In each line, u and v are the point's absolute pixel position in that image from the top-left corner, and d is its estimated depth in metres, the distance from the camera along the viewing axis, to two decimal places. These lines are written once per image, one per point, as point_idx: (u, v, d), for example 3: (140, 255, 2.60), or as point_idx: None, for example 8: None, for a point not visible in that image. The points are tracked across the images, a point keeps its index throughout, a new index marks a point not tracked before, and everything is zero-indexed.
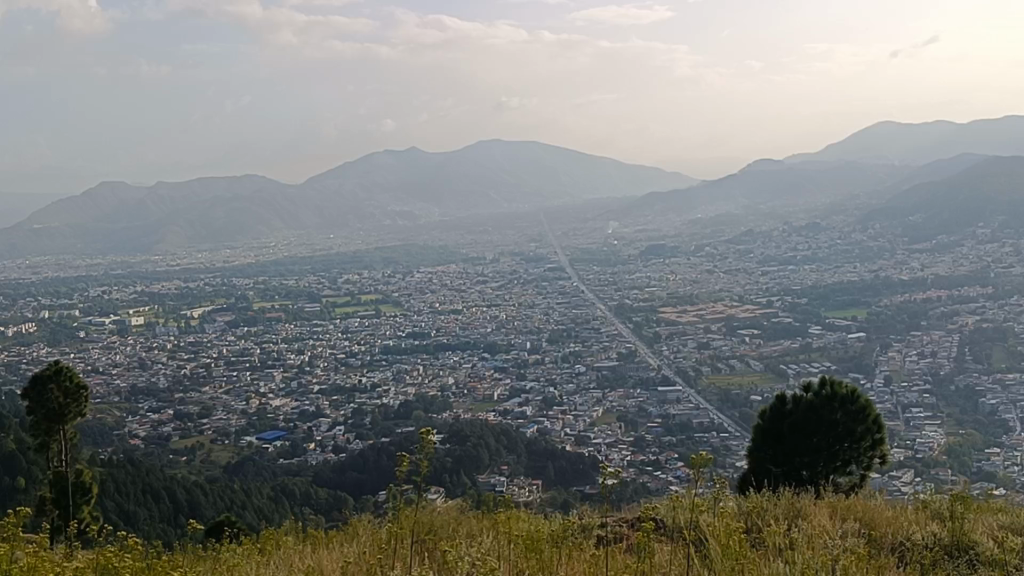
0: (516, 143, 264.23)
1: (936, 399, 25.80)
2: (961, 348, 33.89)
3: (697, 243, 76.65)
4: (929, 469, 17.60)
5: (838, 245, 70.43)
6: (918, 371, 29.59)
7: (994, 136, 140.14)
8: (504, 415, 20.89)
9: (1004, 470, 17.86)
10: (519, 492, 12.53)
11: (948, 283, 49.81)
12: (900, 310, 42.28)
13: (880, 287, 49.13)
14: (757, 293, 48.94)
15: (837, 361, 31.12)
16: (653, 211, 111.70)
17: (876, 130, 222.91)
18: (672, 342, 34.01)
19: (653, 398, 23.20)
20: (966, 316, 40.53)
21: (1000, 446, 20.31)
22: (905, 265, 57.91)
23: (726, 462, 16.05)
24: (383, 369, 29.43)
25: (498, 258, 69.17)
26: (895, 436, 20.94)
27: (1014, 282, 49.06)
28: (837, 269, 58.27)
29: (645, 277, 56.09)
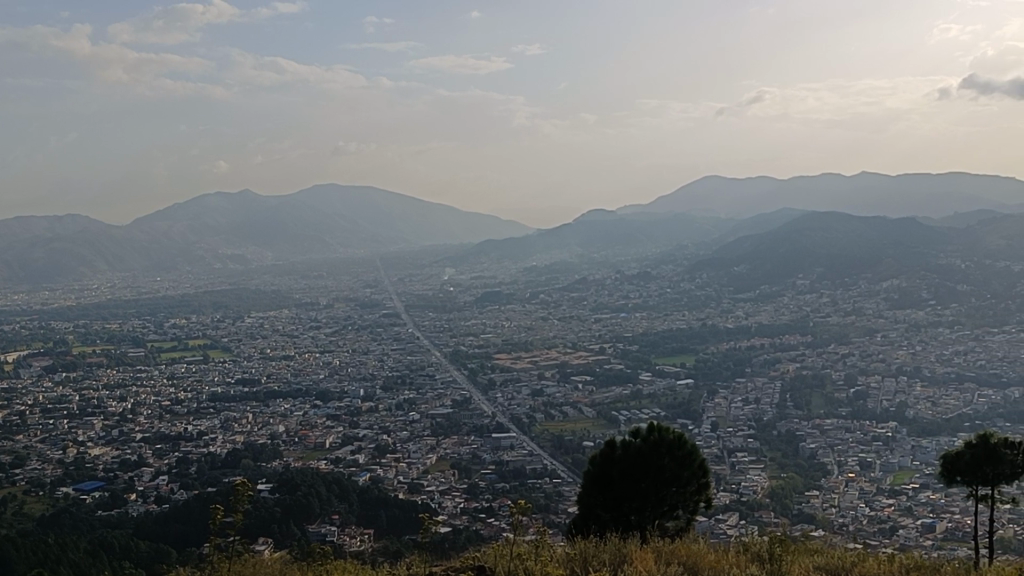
0: (353, 189, 263.26)
1: (759, 443, 26.74)
2: (783, 395, 35.24)
3: (531, 290, 77.55)
4: (753, 512, 18.18)
5: (667, 293, 72.45)
6: (742, 416, 30.61)
7: (812, 194, 147.69)
8: (336, 463, 20.58)
9: (823, 513, 18.62)
10: (349, 542, 12.32)
11: (770, 332, 51.88)
12: (725, 357, 43.70)
13: (706, 335, 50.70)
14: (589, 340, 49.84)
15: (666, 407, 31.86)
16: (489, 258, 112.66)
17: (703, 185, 231.79)
18: (505, 389, 34.19)
19: (487, 445, 23.23)
20: (786, 364, 42.23)
21: (819, 489, 21.18)
22: (730, 314, 60.04)
23: (558, 508, 16.17)
24: (210, 416, 28.57)
25: (332, 303, 68.39)
26: (721, 479, 21.53)
27: (831, 333, 51.50)
28: (667, 316, 59.89)
29: (481, 323, 56.37)
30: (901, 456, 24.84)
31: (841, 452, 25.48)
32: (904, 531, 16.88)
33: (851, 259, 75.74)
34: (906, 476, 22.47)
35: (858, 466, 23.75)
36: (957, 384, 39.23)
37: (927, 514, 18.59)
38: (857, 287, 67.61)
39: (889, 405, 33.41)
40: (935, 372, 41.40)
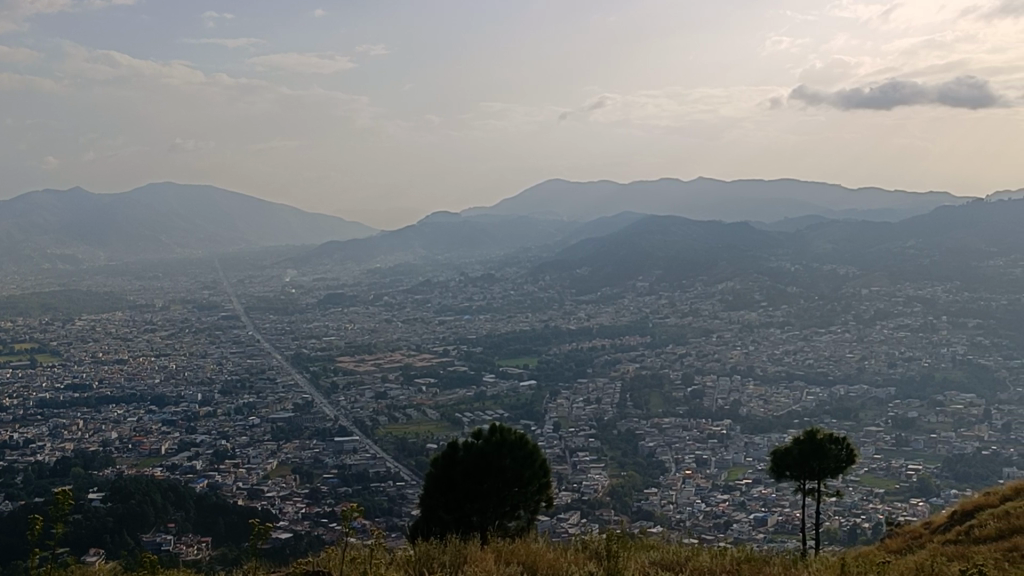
0: (192, 188, 256.63)
1: (600, 442, 27.24)
2: (623, 394, 36.01)
3: (374, 292, 77.04)
4: (594, 510, 18.50)
5: (511, 295, 73.02)
6: (583, 416, 31.11)
7: (651, 197, 151.59)
8: (172, 471, 19.96)
9: (661, 510, 19.12)
10: (186, 551, 12.01)
11: (610, 333, 52.96)
12: (567, 358, 44.36)
13: (549, 337, 51.38)
14: (433, 341, 49.86)
15: (509, 408, 32.12)
16: (331, 259, 111.39)
17: (547, 188, 235.30)
18: (349, 392, 33.89)
19: (330, 449, 23.00)
20: (626, 364, 43.17)
21: (657, 487, 21.77)
22: (571, 315, 60.99)
23: (402, 511, 16.12)
24: (37, 423, 27.35)
25: (169, 305, 66.39)
26: (562, 478, 21.77)
27: (669, 334, 52.92)
28: (510, 318, 60.41)
29: (323, 326, 55.68)
30: (735, 452, 25.75)
31: (678, 450, 26.22)
32: (738, 525, 17.49)
33: (688, 263, 78.03)
34: (739, 473, 23.32)
35: (694, 463, 24.48)
36: (787, 382, 40.93)
37: (759, 508, 19.34)
38: (694, 289, 69.74)
39: (723, 403, 34.61)
40: (767, 371, 43.09)
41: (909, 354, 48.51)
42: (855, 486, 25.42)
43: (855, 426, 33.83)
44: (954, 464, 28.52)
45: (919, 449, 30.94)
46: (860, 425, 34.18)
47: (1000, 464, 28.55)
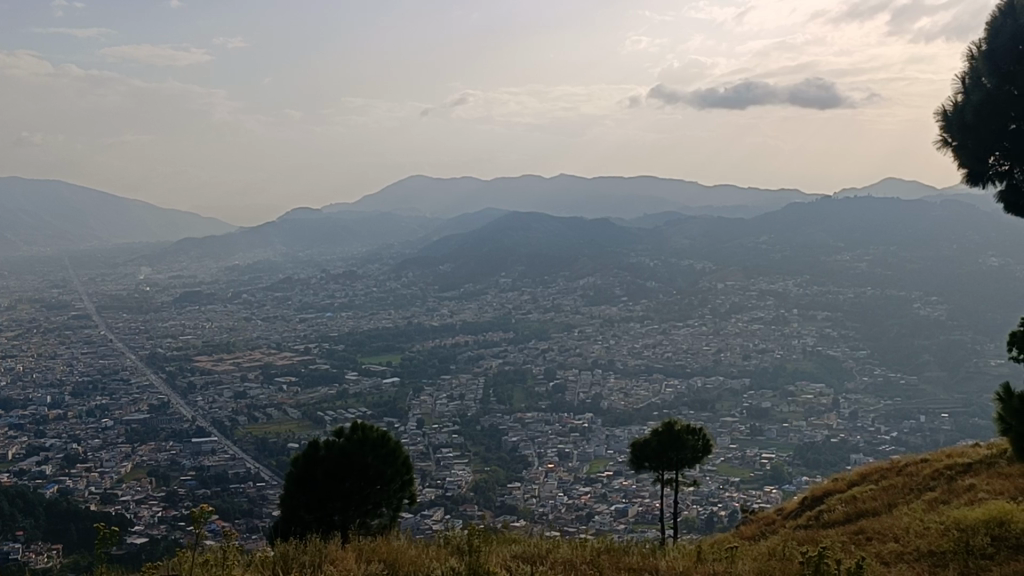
0: (39, 185, 247.12)
1: (463, 438, 27.32)
2: (486, 390, 36.18)
3: (233, 290, 75.48)
4: (457, 506, 18.55)
5: (373, 291, 72.58)
6: (446, 413, 31.12)
7: (514, 194, 152.76)
8: (19, 477, 19.21)
9: (524, 504, 19.31)
10: (35, 559, 11.61)
11: (473, 329, 53.18)
12: (429, 355, 44.33)
13: (412, 333, 51.25)
14: (294, 339, 49.23)
15: (372, 406, 31.92)
16: (188, 256, 108.70)
17: (410, 184, 234.76)
18: (206, 392, 33.17)
19: (188, 450, 22.48)
20: (489, 360, 43.38)
21: (520, 481, 21.99)
22: (434, 312, 60.99)
23: (262, 512, 15.87)
24: None
25: (15, 304, 63.75)
26: (426, 475, 21.70)
27: (531, 329, 53.43)
28: (372, 315, 60.07)
29: (180, 325, 54.31)
30: (596, 446, 26.20)
31: (541, 444, 26.49)
32: (599, 516, 17.79)
33: (550, 260, 78.93)
34: (601, 465, 23.76)
35: (556, 456, 24.78)
36: (646, 376, 41.80)
37: (619, 499, 19.69)
38: (555, 285, 70.59)
39: (584, 397, 35.14)
40: (627, 365, 43.95)
41: (762, 345, 50.10)
42: (712, 475, 26.12)
43: (711, 416, 34.78)
44: (804, 452, 29.63)
45: (772, 438, 32.01)
46: (716, 416, 35.16)
47: (847, 451, 29.79)
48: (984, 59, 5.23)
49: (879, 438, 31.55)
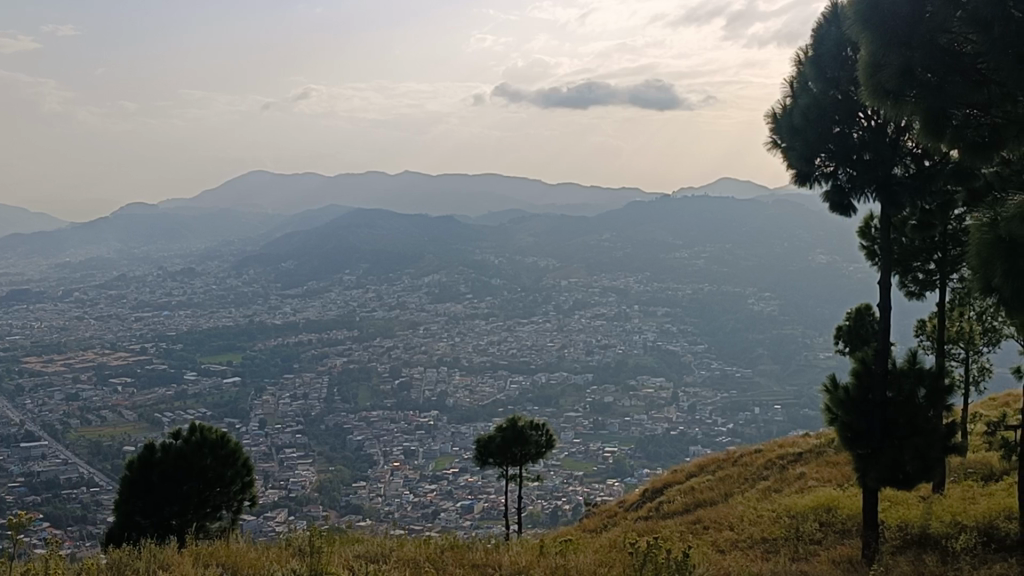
0: None
1: (307, 438, 26.95)
2: (330, 388, 35.82)
3: (63, 288, 72.44)
4: (301, 507, 18.33)
5: (213, 289, 70.77)
6: (290, 413, 30.66)
7: (358, 190, 151.52)
8: None
9: (369, 503, 19.25)
10: None
11: (317, 327, 52.52)
12: (272, 354, 43.59)
13: (253, 332, 50.22)
14: (130, 339, 47.65)
15: (212, 406, 31.19)
16: (14, 253, 103.82)
17: (252, 179, 230.34)
18: (37, 394, 31.78)
19: (16, 455, 21.50)
20: (333, 359, 43.00)
21: (366, 480, 21.89)
22: (277, 310, 59.89)
23: (96, 518, 15.33)
24: None
25: None
26: (268, 476, 21.30)
27: (376, 326, 53.15)
28: (213, 314, 58.58)
29: (6, 324, 51.86)
30: (441, 444, 26.31)
31: (386, 443, 26.41)
32: (445, 513, 17.86)
33: (396, 258, 78.62)
34: (447, 462, 23.92)
35: (401, 455, 24.72)
36: (491, 372, 42.08)
37: (464, 495, 19.84)
38: (401, 282, 70.29)
39: (430, 395, 35.19)
40: (472, 362, 44.16)
41: (605, 341, 51.11)
42: (556, 469, 26.49)
43: (555, 412, 35.33)
44: (645, 445, 30.37)
45: (614, 431, 32.71)
46: (560, 411, 35.70)
47: (686, 443, 30.70)
48: (811, 64, 5.47)
49: (716, 430, 32.60)
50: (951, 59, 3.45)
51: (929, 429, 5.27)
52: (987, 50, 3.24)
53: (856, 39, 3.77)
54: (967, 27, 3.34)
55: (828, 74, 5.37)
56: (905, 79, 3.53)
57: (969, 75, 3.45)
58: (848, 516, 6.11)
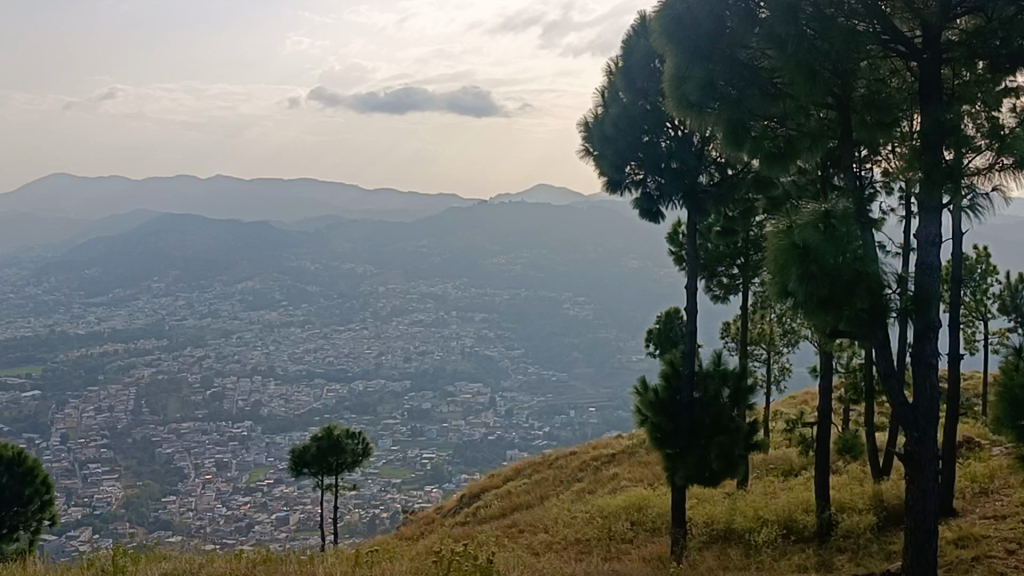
0: None
1: (113, 452, 25.89)
2: (138, 400, 34.55)
3: None
4: (107, 525, 17.64)
5: (10, 298, 67.11)
6: (95, 426, 29.40)
7: (167, 195, 146.84)
8: None
9: (180, 518, 18.68)
10: None
11: (124, 337, 50.55)
12: (75, 365, 41.70)
13: (54, 343, 47.88)
14: None
15: (9, 421, 29.57)
16: None
17: (51, 183, 220.09)
18: None
19: None
20: (142, 369, 41.49)
21: (176, 494, 21.21)
22: (80, 319, 57.29)
23: None
24: None
25: None
26: (70, 493, 20.36)
27: (187, 336, 51.58)
28: (10, 324, 55.52)
29: None
30: (255, 455, 25.81)
31: (197, 455, 25.66)
32: (261, 526, 17.49)
33: (208, 266, 76.52)
34: (261, 473, 23.48)
35: (214, 467, 24.07)
36: (307, 381, 41.44)
37: (278, 507, 19.51)
38: (213, 289, 68.44)
39: (243, 406, 34.41)
40: (288, 371, 43.40)
41: (422, 347, 51.15)
42: (373, 477, 26.34)
43: (373, 419, 35.15)
44: (462, 450, 30.56)
45: (433, 438, 32.78)
46: (378, 419, 35.51)
47: (503, 447, 31.05)
48: (620, 74, 5.61)
49: (532, 433, 33.08)
50: (752, 73, 3.62)
51: (733, 428, 5.48)
52: (783, 66, 3.38)
53: (662, 52, 3.84)
54: (763, 43, 3.51)
55: (637, 85, 5.53)
56: (708, 91, 3.64)
57: (766, 88, 3.63)
58: (658, 515, 6.28)
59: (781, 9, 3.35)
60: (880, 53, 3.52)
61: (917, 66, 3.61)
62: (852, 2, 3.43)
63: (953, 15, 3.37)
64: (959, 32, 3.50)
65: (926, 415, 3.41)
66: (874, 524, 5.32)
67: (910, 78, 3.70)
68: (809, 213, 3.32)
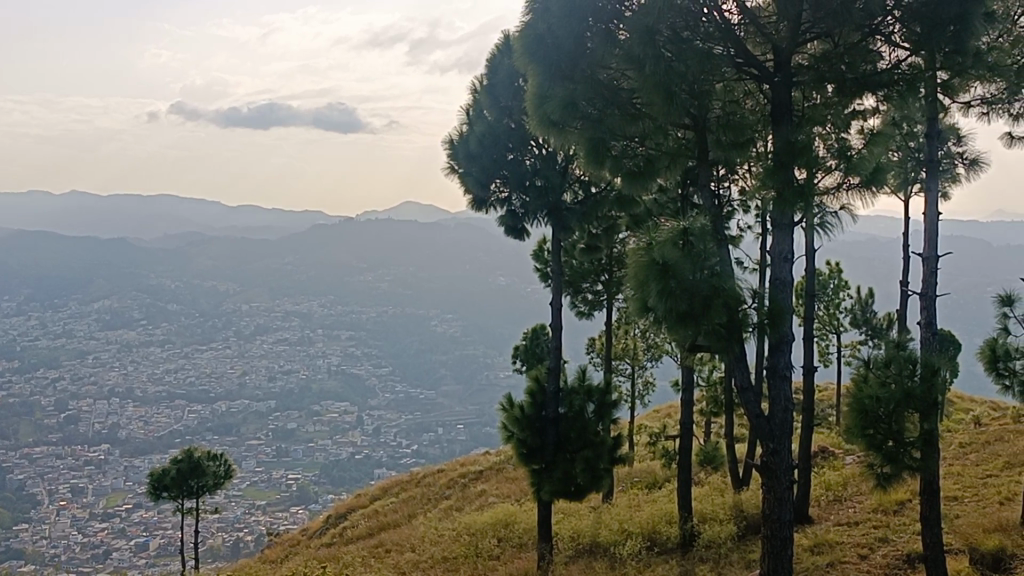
0: None
1: None
2: None
3: None
4: None
5: None
6: None
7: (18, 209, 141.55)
8: None
9: (32, 546, 17.96)
10: None
11: None
12: None
13: None
14: None
15: None
16: None
17: None
18: None
19: None
20: None
21: (27, 522, 20.38)
22: None
23: None
24: None
25: None
26: None
27: (39, 356, 49.68)
28: None
29: None
30: (113, 479, 25.04)
31: (50, 481, 24.73)
32: (119, 553, 16.94)
33: (62, 284, 73.94)
34: (119, 499, 22.73)
35: (68, 493, 23.23)
36: (168, 402, 40.38)
37: (137, 533, 18.94)
38: (68, 309, 66.14)
39: (100, 429, 33.26)
40: (146, 392, 42.11)
41: (287, 366, 50.42)
42: (236, 500, 25.81)
43: (237, 440, 34.47)
44: (329, 471, 30.21)
45: (298, 458, 32.32)
46: (241, 440, 34.77)
47: (370, 466, 30.78)
48: (484, 93, 5.65)
49: (400, 452, 32.90)
50: (611, 93, 3.68)
51: (597, 441, 5.55)
52: (640, 88, 3.46)
53: (523, 72, 3.85)
54: (621, 63, 3.56)
55: (501, 103, 5.58)
56: (567, 111, 3.68)
57: (626, 108, 3.70)
58: (525, 531, 6.31)
59: (636, 30, 3.41)
60: (733, 75, 3.63)
61: (766, 89, 3.74)
62: (707, 25, 3.52)
63: (802, 39, 3.50)
64: (808, 56, 3.66)
65: (778, 426, 3.51)
66: (735, 534, 5.44)
67: (763, 101, 3.83)
68: (669, 230, 3.38)
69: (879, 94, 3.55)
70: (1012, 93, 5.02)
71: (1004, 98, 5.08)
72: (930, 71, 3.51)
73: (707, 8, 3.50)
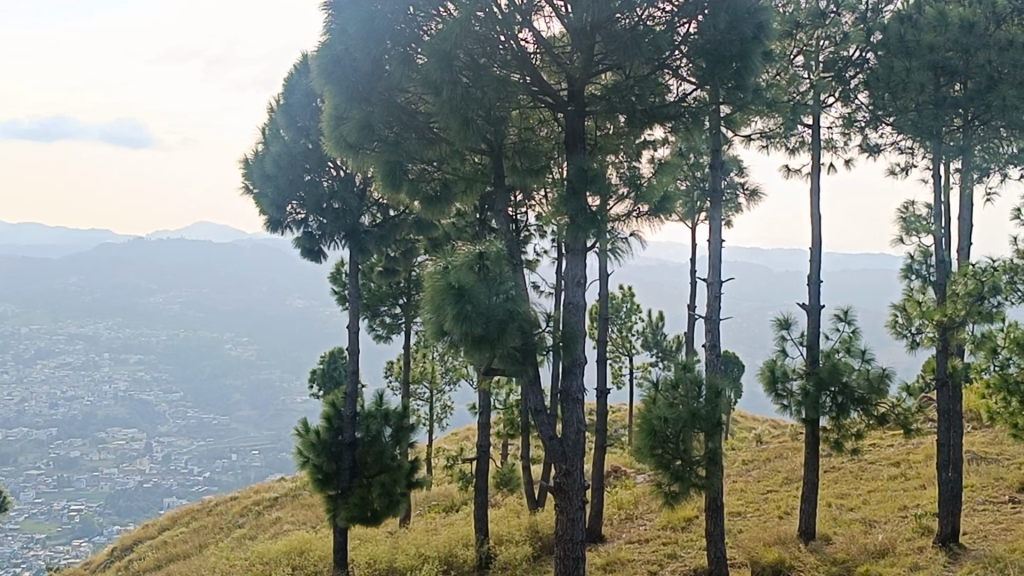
0: None
1: None
2: None
3: None
4: None
5: None
6: None
7: None
8: None
9: None
10: None
11: None
12: None
13: None
14: None
15: None
16: None
17: None
18: None
19: None
20: None
21: None
22: None
23: None
24: None
25: None
26: None
27: None
28: None
29: None
30: None
31: None
32: None
33: None
34: None
35: None
36: None
37: None
38: None
39: None
40: None
41: (71, 391, 48.09)
42: (11, 534, 24.32)
43: (15, 471, 32.59)
44: (114, 500, 28.96)
45: (82, 488, 30.87)
46: (20, 470, 32.89)
47: (159, 495, 29.65)
48: (281, 112, 5.59)
49: (190, 479, 31.88)
50: (407, 117, 3.67)
51: (394, 466, 5.51)
52: (438, 110, 3.43)
53: (321, 94, 3.77)
54: (417, 87, 3.53)
55: (298, 124, 5.51)
56: (363, 134, 3.63)
57: (423, 132, 3.72)
58: (319, 558, 6.21)
59: (433, 55, 3.36)
60: (529, 103, 3.70)
61: (562, 118, 3.82)
62: (504, 53, 3.52)
63: (595, 70, 3.61)
64: (600, 87, 3.76)
65: (572, 447, 3.59)
66: (529, 555, 5.52)
67: (557, 129, 3.92)
68: (463, 256, 3.42)
69: (666, 124, 3.71)
70: (789, 127, 5.28)
71: (782, 134, 5.34)
72: (712, 104, 3.68)
73: (504, 37, 3.49)
